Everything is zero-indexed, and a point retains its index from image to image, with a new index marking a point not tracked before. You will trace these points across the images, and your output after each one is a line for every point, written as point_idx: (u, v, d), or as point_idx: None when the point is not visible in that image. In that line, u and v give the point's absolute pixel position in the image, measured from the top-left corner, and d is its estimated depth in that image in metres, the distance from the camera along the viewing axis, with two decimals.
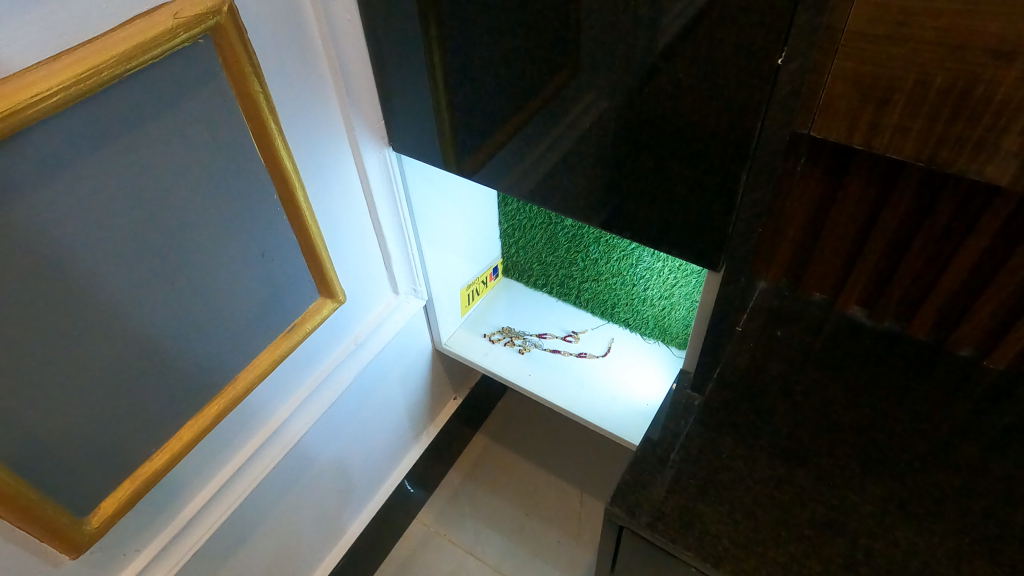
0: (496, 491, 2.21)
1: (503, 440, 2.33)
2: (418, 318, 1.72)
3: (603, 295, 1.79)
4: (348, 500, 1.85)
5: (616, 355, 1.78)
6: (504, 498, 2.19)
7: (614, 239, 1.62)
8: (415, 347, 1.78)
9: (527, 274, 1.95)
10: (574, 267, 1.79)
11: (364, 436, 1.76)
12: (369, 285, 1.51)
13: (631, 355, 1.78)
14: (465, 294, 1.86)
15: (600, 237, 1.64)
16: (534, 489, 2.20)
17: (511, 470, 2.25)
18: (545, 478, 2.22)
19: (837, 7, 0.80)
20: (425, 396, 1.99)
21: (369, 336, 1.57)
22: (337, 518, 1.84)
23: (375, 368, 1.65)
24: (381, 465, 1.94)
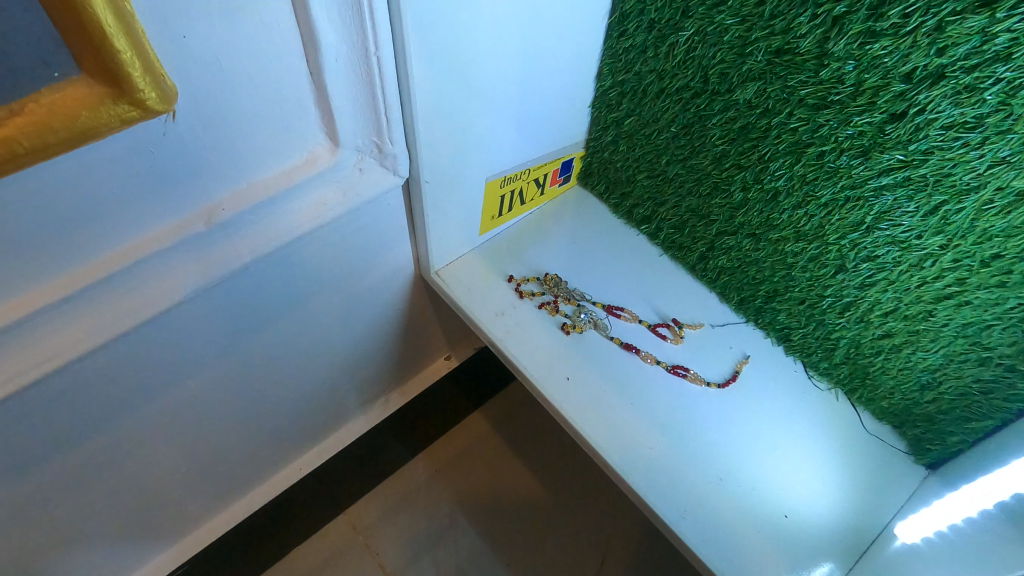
0: (472, 513, 1.40)
1: (507, 435, 1.50)
2: (383, 212, 0.86)
3: (760, 268, 0.89)
4: (208, 484, 1.06)
5: (744, 398, 0.90)
6: (479, 528, 1.39)
7: (838, 158, 0.70)
8: (371, 262, 0.93)
9: (622, 189, 1.04)
10: (717, 198, 0.88)
11: (243, 393, 0.94)
12: (262, 94, 0.63)
13: (775, 407, 0.89)
14: (499, 196, 0.98)
15: (803, 143, 0.72)
16: (528, 528, 1.39)
17: (504, 489, 1.43)
18: (547, 519, 1.40)
19: None
20: (386, 346, 1.15)
21: (250, 216, 0.71)
22: (184, 504, 1.08)
23: (270, 284, 0.81)
24: (288, 437, 1.15)
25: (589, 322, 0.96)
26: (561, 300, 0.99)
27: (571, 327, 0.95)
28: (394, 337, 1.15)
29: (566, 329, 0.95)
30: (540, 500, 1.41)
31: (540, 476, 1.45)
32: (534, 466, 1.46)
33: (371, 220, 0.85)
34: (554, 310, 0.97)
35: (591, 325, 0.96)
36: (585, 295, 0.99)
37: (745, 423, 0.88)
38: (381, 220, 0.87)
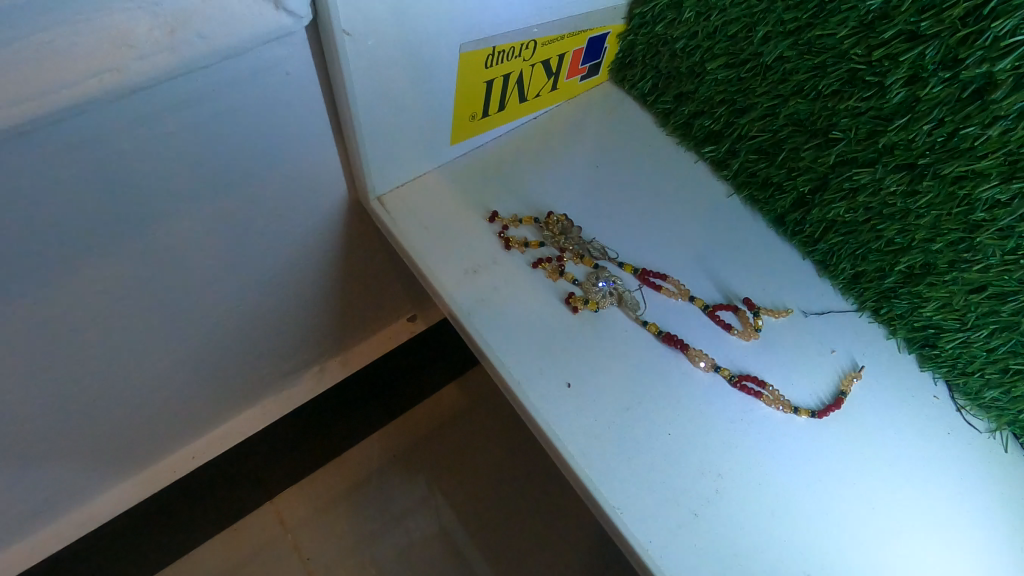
0: (437, 517, 1.07)
1: (490, 420, 1.15)
2: (268, 79, 0.50)
3: (911, 225, 0.52)
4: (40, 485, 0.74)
5: (851, 440, 0.56)
6: (445, 539, 1.06)
7: None
8: (261, 169, 0.57)
9: (677, 88, 0.67)
10: (854, 99, 0.51)
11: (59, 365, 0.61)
12: None
13: (897, 462, 0.55)
14: (483, 83, 0.62)
15: None
16: (509, 546, 1.06)
17: (482, 488, 1.10)
18: (534, 534, 1.07)
19: None
20: (314, 301, 0.80)
21: None
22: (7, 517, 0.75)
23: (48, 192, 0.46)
24: (172, 423, 0.82)
25: (611, 297, 0.61)
26: (568, 258, 0.64)
27: (582, 303, 0.60)
28: (326, 289, 0.80)
29: (574, 305, 0.60)
30: (529, 511, 1.07)
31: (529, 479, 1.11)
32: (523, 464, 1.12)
33: (242, 90, 0.49)
34: (556, 272, 0.62)
35: (612, 301, 0.61)
36: (608, 251, 0.64)
37: (850, 485, 0.54)
38: (266, 92, 0.51)
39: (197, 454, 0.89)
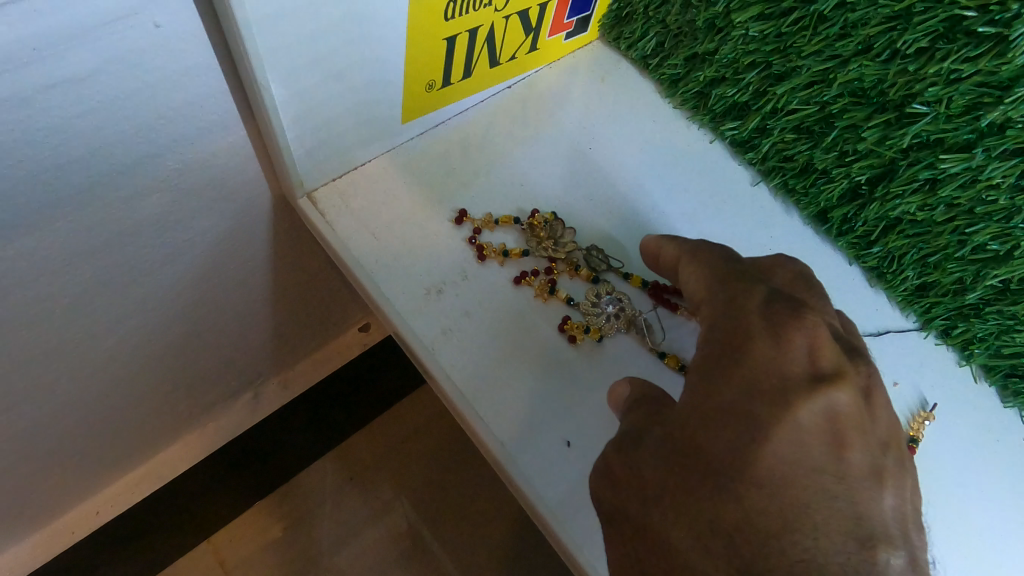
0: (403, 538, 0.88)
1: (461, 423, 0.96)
2: (120, 32, 0.34)
3: (1016, 229, 0.40)
4: None
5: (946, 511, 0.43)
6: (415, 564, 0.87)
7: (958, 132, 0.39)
8: (134, 160, 0.42)
9: (690, 48, 0.53)
10: (952, 61, 0.37)
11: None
12: None
13: (998, 535, 0.43)
14: (444, 40, 0.46)
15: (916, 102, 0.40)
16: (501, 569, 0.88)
17: (465, 503, 0.91)
18: (535, 552, 0.89)
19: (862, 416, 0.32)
20: (237, 321, 0.64)
21: None
22: None
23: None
24: (63, 475, 0.66)
25: (616, 323, 0.48)
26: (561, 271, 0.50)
27: (581, 332, 0.47)
28: (252, 305, 0.64)
29: (569, 334, 0.47)
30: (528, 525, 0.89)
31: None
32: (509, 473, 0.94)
33: (79, 45, 0.34)
34: (546, 289, 0.49)
35: (619, 328, 0.48)
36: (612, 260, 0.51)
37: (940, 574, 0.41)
38: (123, 51, 0.35)
39: (102, 509, 0.73)
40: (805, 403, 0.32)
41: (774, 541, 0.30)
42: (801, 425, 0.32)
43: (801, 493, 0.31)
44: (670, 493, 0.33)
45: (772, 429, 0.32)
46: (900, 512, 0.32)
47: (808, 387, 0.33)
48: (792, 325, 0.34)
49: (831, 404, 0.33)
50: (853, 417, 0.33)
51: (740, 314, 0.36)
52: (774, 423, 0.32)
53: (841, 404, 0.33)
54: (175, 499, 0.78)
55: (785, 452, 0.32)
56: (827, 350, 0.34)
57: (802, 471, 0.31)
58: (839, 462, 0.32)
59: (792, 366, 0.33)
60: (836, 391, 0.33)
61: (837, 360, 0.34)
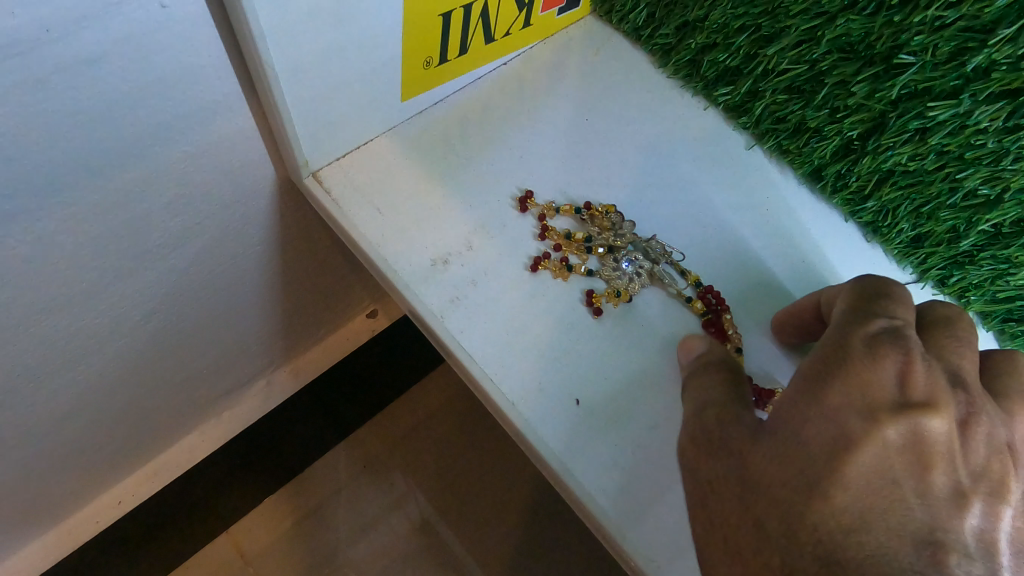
0: (419, 523, 0.90)
1: (472, 405, 0.97)
2: (130, 15, 0.35)
3: (1006, 171, 0.41)
4: None
5: None
6: (431, 546, 0.89)
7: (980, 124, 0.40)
8: (148, 144, 0.43)
9: (681, 16, 0.54)
10: (936, 8, 0.38)
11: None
12: None
13: None
14: (440, 16, 0.47)
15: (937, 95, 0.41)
16: (516, 548, 0.90)
17: (477, 485, 0.93)
18: (547, 531, 0.91)
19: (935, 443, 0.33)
20: (249, 306, 0.65)
21: None
22: None
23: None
24: (84, 466, 0.67)
25: (640, 278, 0.50)
26: (571, 248, 0.51)
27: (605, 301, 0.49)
28: (262, 292, 0.65)
29: (596, 305, 0.48)
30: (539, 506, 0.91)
31: (531, 472, 0.94)
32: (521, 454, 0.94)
33: (92, 26, 0.34)
34: (562, 267, 0.50)
35: (636, 285, 0.50)
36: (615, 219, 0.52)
37: None
38: (133, 35, 0.36)
39: (125, 498, 0.75)
40: (892, 425, 0.33)
41: (832, 536, 0.32)
42: (886, 442, 0.33)
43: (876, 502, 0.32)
44: (756, 471, 0.35)
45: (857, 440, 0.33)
46: (989, 536, 0.31)
47: (899, 404, 0.34)
48: (886, 342, 0.35)
49: (924, 427, 0.33)
50: (945, 443, 0.33)
51: (844, 326, 0.37)
52: (860, 434, 0.33)
53: (932, 429, 0.33)
54: (193, 489, 0.79)
55: (865, 464, 0.33)
56: (921, 371, 0.34)
57: (878, 484, 0.32)
58: (921, 480, 0.32)
59: (885, 392, 0.34)
60: (930, 417, 0.33)
61: (933, 382, 0.34)
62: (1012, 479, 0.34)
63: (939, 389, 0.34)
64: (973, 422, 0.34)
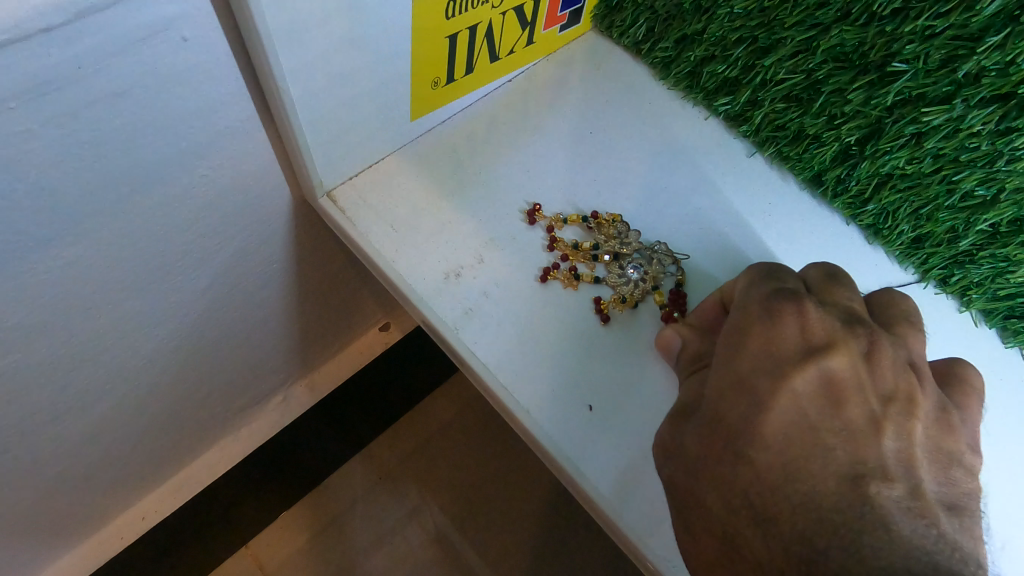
0: (434, 531, 0.91)
1: (487, 415, 0.98)
2: (155, 48, 0.37)
3: (1001, 172, 0.43)
4: None
5: None
6: (446, 553, 0.90)
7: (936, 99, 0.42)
8: (171, 169, 0.44)
9: (680, 30, 0.55)
10: (925, 18, 0.40)
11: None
12: None
13: (1009, 468, 0.45)
14: (446, 38, 0.49)
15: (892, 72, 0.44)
16: (533, 557, 0.90)
17: (493, 495, 0.94)
18: (563, 539, 0.92)
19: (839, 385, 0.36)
20: (266, 322, 0.67)
21: None
22: None
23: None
24: (110, 483, 0.68)
25: (645, 284, 0.51)
26: (578, 257, 0.52)
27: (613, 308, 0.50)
28: (279, 309, 0.67)
29: (603, 313, 0.50)
30: (555, 514, 0.92)
31: (546, 481, 0.95)
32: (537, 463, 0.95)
33: (122, 61, 0.36)
34: (571, 278, 0.51)
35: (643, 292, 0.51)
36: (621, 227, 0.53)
37: None
38: (159, 67, 0.38)
39: (149, 513, 0.77)
40: (799, 372, 0.36)
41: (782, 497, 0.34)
42: (796, 391, 0.36)
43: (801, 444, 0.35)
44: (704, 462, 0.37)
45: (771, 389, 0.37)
46: (905, 454, 0.35)
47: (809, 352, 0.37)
48: (785, 302, 0.39)
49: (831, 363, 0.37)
50: (850, 376, 0.37)
51: (748, 294, 0.41)
52: (770, 393, 0.36)
53: (833, 367, 0.37)
54: (214, 504, 0.81)
55: (784, 414, 0.36)
56: (817, 322, 0.38)
57: (803, 430, 0.35)
58: (835, 420, 0.35)
59: (786, 342, 0.38)
60: (829, 358, 0.37)
61: (830, 329, 0.38)
62: (921, 397, 0.38)
63: (836, 335, 0.38)
64: (876, 354, 0.38)
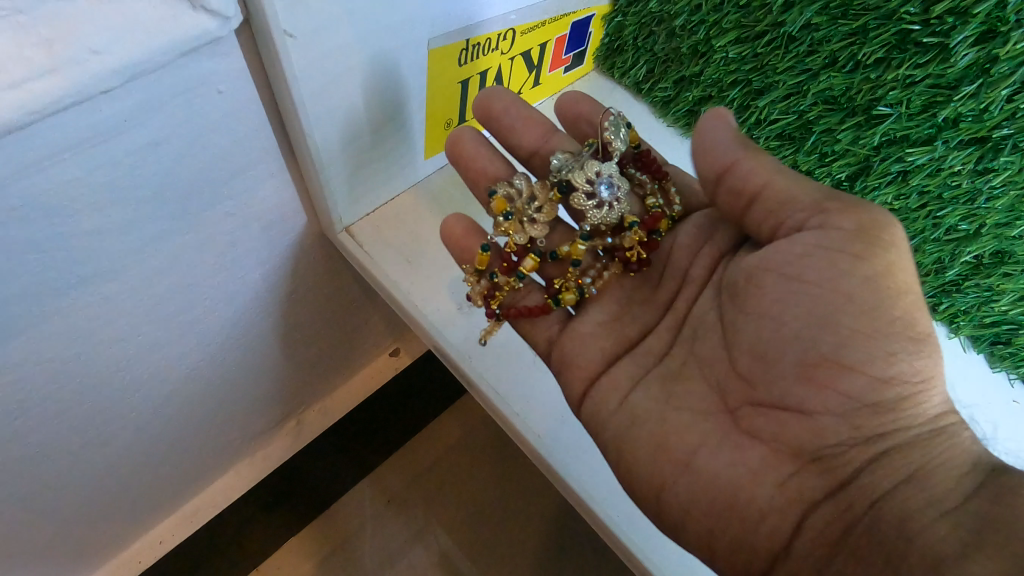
0: (441, 554, 0.92)
1: (494, 438, 1.00)
2: (194, 102, 0.40)
3: (982, 208, 0.46)
4: None
5: None
6: None
7: (972, 123, 0.42)
8: (202, 210, 0.47)
9: (678, 72, 0.59)
10: (907, 67, 0.43)
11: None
12: None
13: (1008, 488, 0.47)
14: (459, 83, 0.53)
15: (938, 86, 0.43)
16: None
17: (499, 518, 0.95)
18: (568, 563, 0.93)
19: (895, 351, 0.38)
20: (283, 349, 0.69)
21: None
22: None
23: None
24: (131, 508, 0.70)
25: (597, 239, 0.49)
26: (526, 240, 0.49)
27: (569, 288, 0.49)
28: (294, 338, 0.69)
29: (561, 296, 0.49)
30: (560, 538, 0.93)
31: (551, 505, 0.96)
32: (541, 484, 0.97)
33: (166, 113, 0.39)
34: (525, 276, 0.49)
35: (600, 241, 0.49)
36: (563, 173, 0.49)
37: None
38: (196, 119, 0.41)
39: (165, 538, 0.78)
40: (875, 340, 0.38)
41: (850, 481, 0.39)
42: (872, 365, 0.38)
43: (868, 371, 0.38)
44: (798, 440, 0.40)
45: (852, 322, 0.38)
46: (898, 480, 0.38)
47: (857, 307, 0.38)
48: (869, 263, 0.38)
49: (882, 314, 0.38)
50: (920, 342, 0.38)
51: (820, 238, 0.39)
52: (852, 351, 0.38)
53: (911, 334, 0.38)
54: (227, 529, 0.82)
55: (855, 386, 0.38)
56: (897, 281, 0.38)
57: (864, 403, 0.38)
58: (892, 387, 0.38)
59: (880, 302, 0.38)
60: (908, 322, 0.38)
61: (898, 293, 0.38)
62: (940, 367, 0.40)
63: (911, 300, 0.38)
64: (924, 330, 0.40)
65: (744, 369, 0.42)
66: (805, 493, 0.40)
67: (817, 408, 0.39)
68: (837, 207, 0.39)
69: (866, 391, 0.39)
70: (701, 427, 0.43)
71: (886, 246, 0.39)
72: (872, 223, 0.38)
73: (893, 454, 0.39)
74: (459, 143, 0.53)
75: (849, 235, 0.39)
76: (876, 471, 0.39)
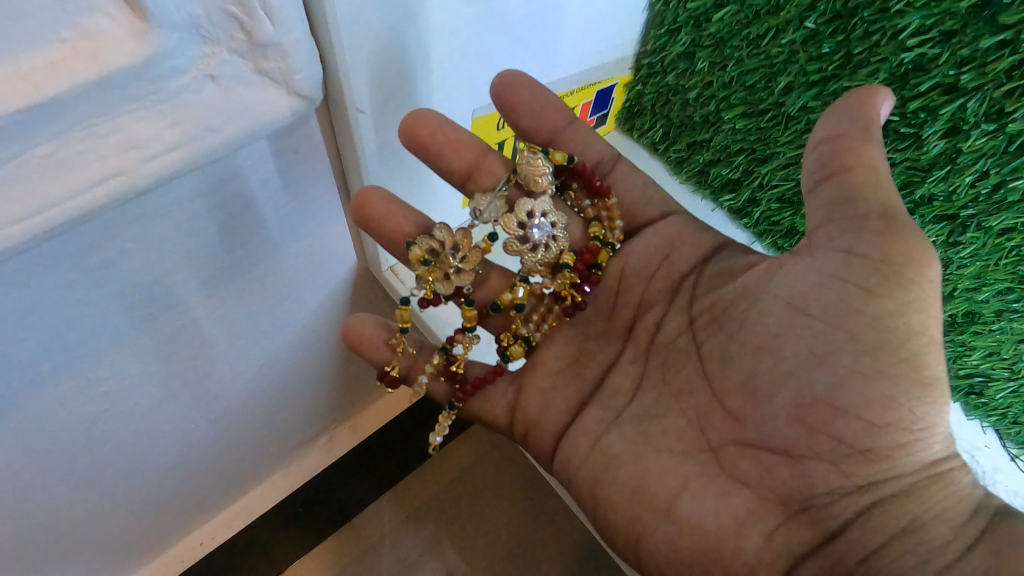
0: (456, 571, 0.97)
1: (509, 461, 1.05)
2: (274, 163, 0.47)
3: (954, 274, 0.52)
4: None
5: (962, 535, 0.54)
6: None
7: (944, 206, 0.49)
8: (271, 252, 0.54)
9: (691, 137, 0.65)
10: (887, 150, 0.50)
11: (45, 489, 0.56)
12: None
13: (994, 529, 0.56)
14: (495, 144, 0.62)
15: (915, 169, 0.49)
16: None
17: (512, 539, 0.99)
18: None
19: (891, 386, 0.42)
20: (320, 373, 0.76)
21: None
22: None
23: (34, 316, 0.42)
24: (177, 513, 0.77)
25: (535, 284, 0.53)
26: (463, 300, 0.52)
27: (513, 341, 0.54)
28: (331, 364, 0.76)
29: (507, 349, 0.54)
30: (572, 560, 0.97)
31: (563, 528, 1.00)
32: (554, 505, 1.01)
33: (241, 179, 0.46)
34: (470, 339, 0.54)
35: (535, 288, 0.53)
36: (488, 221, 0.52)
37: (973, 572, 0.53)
38: (274, 177, 0.48)
39: (206, 541, 0.85)
40: (875, 381, 0.42)
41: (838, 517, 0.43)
42: (870, 398, 0.42)
43: (864, 412, 0.42)
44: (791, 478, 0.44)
45: (853, 361, 0.42)
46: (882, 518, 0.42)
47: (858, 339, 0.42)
48: (876, 287, 0.42)
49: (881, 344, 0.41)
50: (920, 375, 0.41)
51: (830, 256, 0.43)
52: (850, 380, 0.42)
53: (912, 365, 0.41)
54: (258, 538, 0.88)
55: (853, 426, 0.42)
56: (897, 313, 0.41)
57: (860, 431, 0.42)
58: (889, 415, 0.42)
59: (884, 329, 0.41)
60: (909, 356, 0.41)
61: (901, 328, 0.41)
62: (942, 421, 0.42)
63: (916, 336, 0.41)
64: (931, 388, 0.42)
65: (732, 405, 0.47)
66: (819, 519, 0.43)
67: (806, 452, 0.44)
68: (861, 233, 0.42)
69: (861, 435, 0.42)
70: (714, 463, 0.47)
71: (911, 281, 0.42)
72: (882, 252, 0.42)
73: (883, 509, 0.42)
74: (367, 202, 0.51)
75: (870, 267, 0.42)
76: (865, 524, 0.42)
